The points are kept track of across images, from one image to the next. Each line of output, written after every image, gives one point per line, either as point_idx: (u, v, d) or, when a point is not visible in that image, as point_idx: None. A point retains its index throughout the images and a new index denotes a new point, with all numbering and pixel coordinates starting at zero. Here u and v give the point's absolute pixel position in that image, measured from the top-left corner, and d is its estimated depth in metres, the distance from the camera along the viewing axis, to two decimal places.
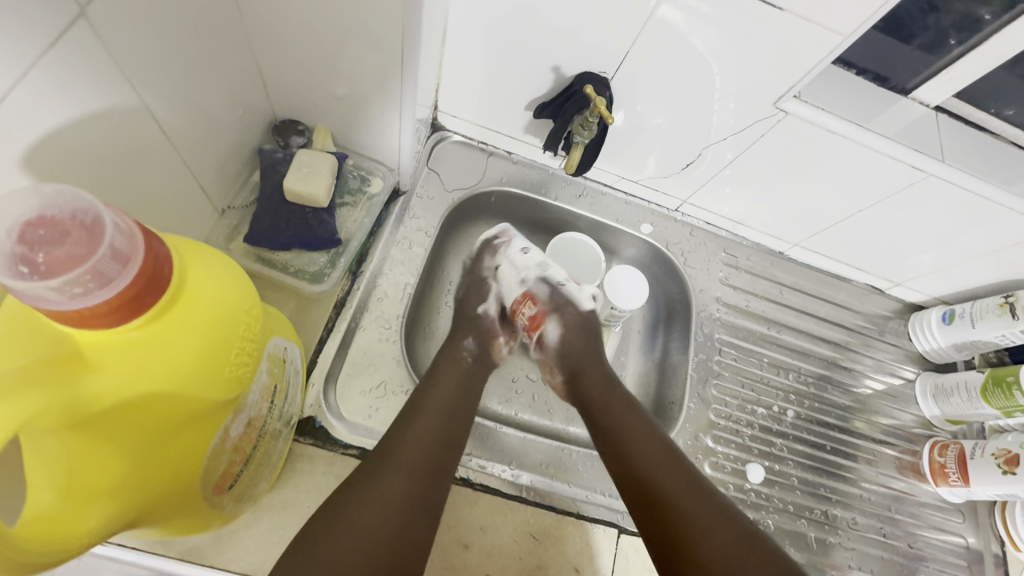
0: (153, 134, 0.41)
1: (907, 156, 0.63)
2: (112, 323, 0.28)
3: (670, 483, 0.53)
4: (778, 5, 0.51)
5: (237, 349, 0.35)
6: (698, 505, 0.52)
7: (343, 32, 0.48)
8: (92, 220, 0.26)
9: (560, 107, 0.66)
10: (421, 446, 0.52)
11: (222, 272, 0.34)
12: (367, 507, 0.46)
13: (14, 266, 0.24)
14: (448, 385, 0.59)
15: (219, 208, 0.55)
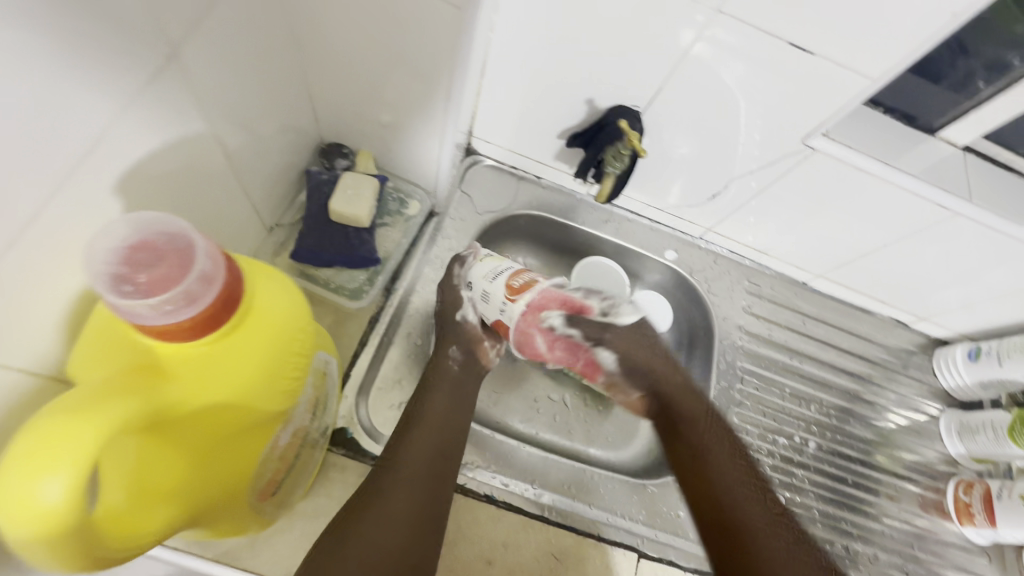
0: (218, 159, 0.45)
1: (934, 194, 0.64)
2: (188, 336, 0.30)
3: (744, 493, 0.59)
4: (808, 49, 0.53)
5: (293, 363, 0.37)
6: (761, 516, 0.57)
7: (394, 66, 0.52)
8: (185, 245, 0.31)
9: (592, 137, 0.68)
10: (420, 457, 0.54)
11: (284, 291, 0.37)
12: (377, 519, 0.49)
13: (119, 285, 0.28)
14: (441, 396, 0.60)
15: (268, 225, 0.59)
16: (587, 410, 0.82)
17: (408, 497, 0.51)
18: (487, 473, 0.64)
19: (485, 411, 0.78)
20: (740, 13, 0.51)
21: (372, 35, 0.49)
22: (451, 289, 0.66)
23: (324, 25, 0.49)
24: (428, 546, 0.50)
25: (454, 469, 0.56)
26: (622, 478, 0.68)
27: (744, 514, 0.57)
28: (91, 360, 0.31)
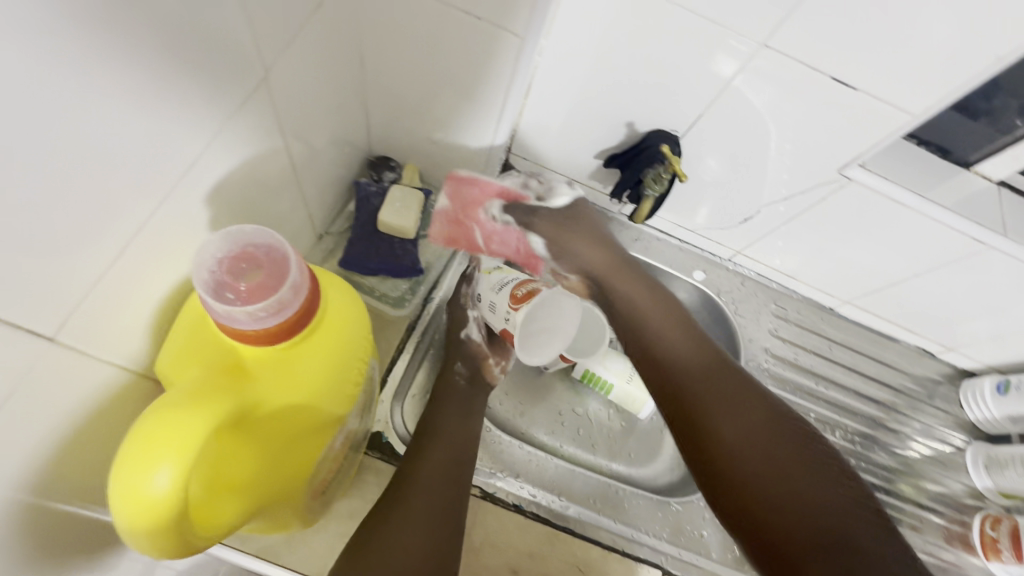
0: (286, 171, 0.47)
1: (968, 228, 0.65)
2: (274, 339, 0.34)
3: (758, 431, 0.55)
4: (851, 84, 0.55)
5: (355, 368, 0.40)
6: (760, 444, 0.54)
7: (451, 87, 0.54)
8: (280, 257, 0.35)
9: (629, 159, 0.70)
10: (438, 461, 0.56)
11: (346, 298, 0.41)
12: (402, 521, 0.51)
13: (224, 292, 0.32)
14: (453, 404, 0.62)
15: (318, 233, 0.61)
16: (610, 425, 0.83)
17: (429, 498, 0.53)
18: (516, 483, 0.65)
19: (510, 421, 0.80)
20: (786, 47, 0.53)
21: (432, 59, 0.51)
22: (458, 306, 0.68)
23: (389, 49, 0.52)
24: (452, 547, 0.52)
25: (470, 471, 0.58)
26: (647, 495, 0.69)
27: (762, 459, 0.54)
28: (179, 358, 0.33)
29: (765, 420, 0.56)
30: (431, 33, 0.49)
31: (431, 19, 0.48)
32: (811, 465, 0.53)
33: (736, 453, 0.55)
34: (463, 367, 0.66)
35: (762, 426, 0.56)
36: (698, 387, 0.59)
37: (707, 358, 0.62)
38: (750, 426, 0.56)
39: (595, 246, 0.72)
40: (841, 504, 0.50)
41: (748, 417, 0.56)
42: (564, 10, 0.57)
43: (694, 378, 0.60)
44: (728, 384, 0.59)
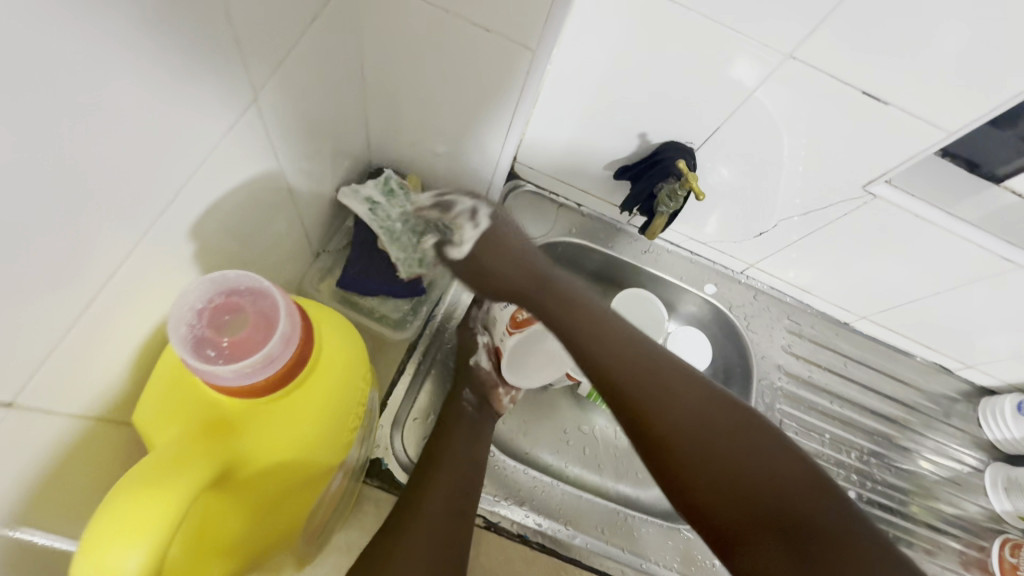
0: (280, 192, 0.44)
1: (997, 246, 0.62)
2: (265, 391, 0.33)
3: (710, 420, 0.49)
4: (883, 100, 0.51)
5: (352, 412, 0.39)
6: (713, 438, 0.48)
7: (456, 102, 0.51)
8: (269, 307, 0.34)
9: (641, 171, 0.67)
10: (441, 494, 0.53)
11: (345, 337, 0.40)
12: (406, 562, 0.48)
13: (204, 348, 0.32)
14: (457, 430, 0.59)
15: (314, 251, 0.58)
16: (616, 443, 0.81)
17: (432, 534, 0.50)
18: (521, 513, 0.62)
19: (513, 442, 0.77)
20: (813, 58, 0.50)
21: (437, 73, 0.48)
22: (467, 331, 0.66)
23: (391, 60, 0.48)
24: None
25: (473, 502, 0.55)
26: (657, 522, 0.66)
27: (710, 450, 0.48)
28: (167, 414, 0.32)
29: (710, 416, 0.49)
30: (437, 47, 0.46)
31: (435, 32, 0.44)
32: (778, 459, 0.47)
33: (691, 446, 0.48)
34: (471, 394, 0.63)
35: (719, 422, 0.49)
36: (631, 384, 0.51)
37: (624, 361, 0.51)
38: (700, 425, 0.49)
39: (509, 258, 0.55)
40: (795, 489, 0.46)
41: (680, 419, 0.49)
42: (576, 17, 0.54)
43: (641, 377, 0.51)
44: (651, 379, 0.51)
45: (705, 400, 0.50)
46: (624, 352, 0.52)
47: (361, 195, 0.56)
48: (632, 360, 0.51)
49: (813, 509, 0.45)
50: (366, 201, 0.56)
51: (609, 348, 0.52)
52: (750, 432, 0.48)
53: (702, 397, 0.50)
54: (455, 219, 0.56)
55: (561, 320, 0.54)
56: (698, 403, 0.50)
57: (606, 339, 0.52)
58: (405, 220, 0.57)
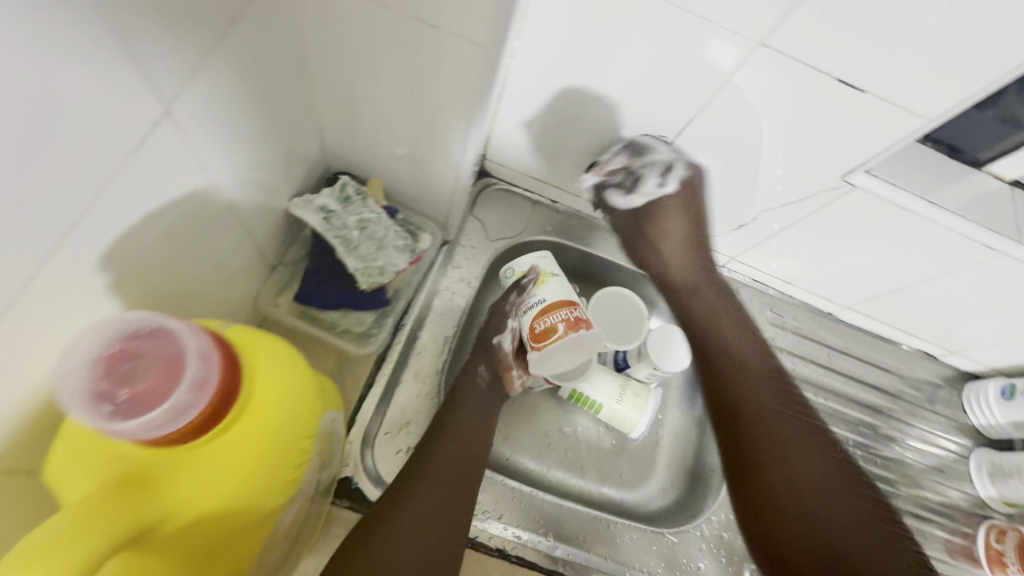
0: (217, 209, 0.41)
1: (980, 235, 0.60)
2: (184, 439, 0.32)
3: (788, 432, 0.65)
4: (859, 87, 0.49)
5: (294, 449, 0.38)
6: (804, 459, 0.63)
7: (407, 106, 0.47)
8: (173, 351, 0.33)
9: (615, 166, 0.65)
10: (441, 470, 0.55)
11: (285, 369, 0.38)
12: (400, 527, 0.51)
13: (103, 403, 0.30)
14: (466, 407, 0.61)
15: (270, 264, 0.54)
16: (599, 445, 0.78)
17: (426, 507, 0.53)
18: (498, 525, 0.62)
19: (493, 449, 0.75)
20: (785, 48, 0.48)
21: (384, 73, 0.44)
22: (498, 310, 0.66)
23: (333, 59, 0.45)
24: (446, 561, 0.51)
25: (475, 482, 0.57)
26: (639, 528, 0.65)
27: (789, 465, 0.63)
28: (87, 469, 0.32)
29: (830, 472, 0.63)
30: (380, 47, 0.42)
31: (376, 30, 0.40)
32: (841, 502, 0.61)
33: (771, 458, 0.64)
34: (486, 372, 0.65)
35: (834, 476, 0.62)
36: (761, 423, 0.66)
37: (785, 420, 0.66)
38: (814, 473, 0.63)
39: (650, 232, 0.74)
40: (776, 484, 0.62)
41: (797, 469, 0.63)
42: (537, 8, 0.50)
43: (766, 424, 0.66)
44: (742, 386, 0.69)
45: (832, 465, 0.63)
46: (757, 399, 0.67)
47: (315, 205, 0.53)
48: (795, 427, 0.66)
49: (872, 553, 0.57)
50: (321, 210, 0.53)
51: (771, 403, 0.67)
52: (853, 498, 0.61)
53: (813, 446, 0.65)
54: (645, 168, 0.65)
55: (743, 382, 0.69)
56: (822, 461, 0.64)
57: (766, 380, 0.69)
58: (363, 228, 0.54)
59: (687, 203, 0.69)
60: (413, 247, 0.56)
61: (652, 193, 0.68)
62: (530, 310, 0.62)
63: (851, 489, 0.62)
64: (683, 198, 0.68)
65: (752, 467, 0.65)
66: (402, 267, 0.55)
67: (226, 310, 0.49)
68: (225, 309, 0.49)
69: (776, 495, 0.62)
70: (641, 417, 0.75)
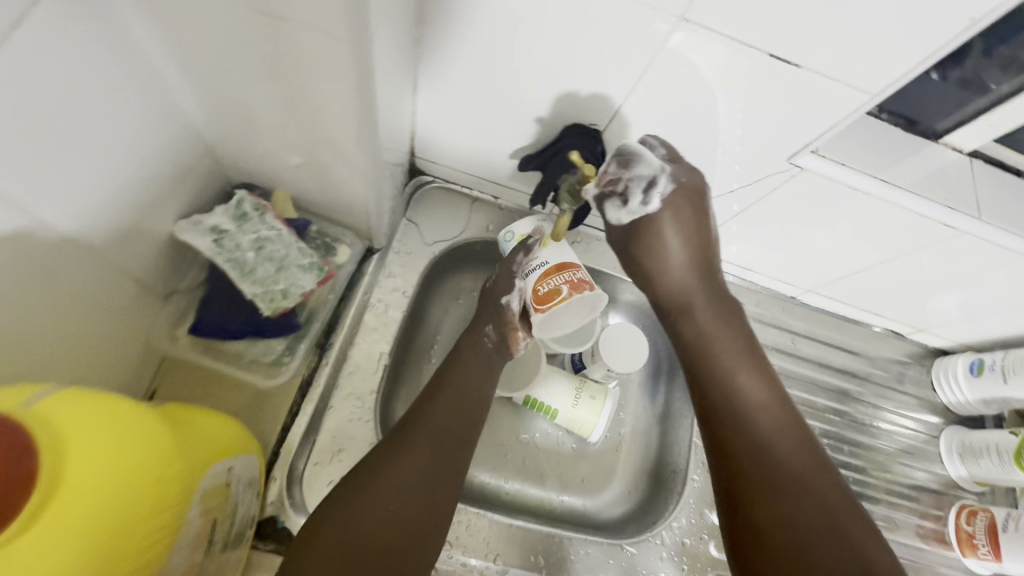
0: (48, 247, 0.36)
1: (937, 213, 0.56)
2: None
3: (789, 470, 0.51)
4: (794, 62, 0.45)
5: (139, 532, 0.31)
6: (802, 502, 0.49)
7: (290, 110, 0.42)
8: None
9: (545, 161, 0.60)
10: (438, 423, 0.54)
11: (117, 434, 0.30)
12: (395, 476, 0.50)
13: None
14: (469, 361, 0.60)
15: (161, 294, 0.50)
16: (559, 450, 0.74)
17: (422, 459, 0.52)
18: (444, 553, 0.59)
19: None
20: (708, 21, 0.43)
21: (253, 75, 0.39)
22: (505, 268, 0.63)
23: (192, 63, 0.39)
24: (437, 515, 0.50)
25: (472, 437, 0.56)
26: (596, 540, 0.63)
27: (780, 494, 0.50)
28: None
29: (807, 472, 0.51)
30: (242, 46, 0.37)
31: (228, 25, 0.35)
32: (829, 546, 0.47)
33: (767, 487, 0.50)
34: (493, 328, 0.63)
35: (807, 475, 0.51)
36: (744, 416, 0.54)
37: (772, 420, 0.53)
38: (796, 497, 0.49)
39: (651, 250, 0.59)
40: (772, 535, 0.48)
41: (791, 503, 0.49)
42: None
43: (743, 420, 0.54)
44: (746, 410, 0.54)
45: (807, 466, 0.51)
46: (758, 419, 0.53)
47: (205, 226, 0.47)
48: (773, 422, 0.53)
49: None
50: (212, 232, 0.47)
51: (760, 394, 0.55)
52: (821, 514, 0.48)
53: (796, 444, 0.52)
54: (634, 181, 0.55)
55: (735, 351, 0.57)
56: (811, 495, 0.49)
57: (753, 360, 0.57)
58: (260, 248, 0.49)
59: (678, 210, 0.56)
60: (320, 264, 0.51)
61: (638, 213, 0.57)
62: (535, 270, 0.58)
63: (839, 526, 0.48)
64: (672, 207, 0.56)
65: (728, 478, 0.52)
66: (310, 287, 0.51)
67: (112, 351, 0.45)
68: (109, 349, 0.45)
69: (765, 518, 0.49)
70: (598, 419, 0.71)
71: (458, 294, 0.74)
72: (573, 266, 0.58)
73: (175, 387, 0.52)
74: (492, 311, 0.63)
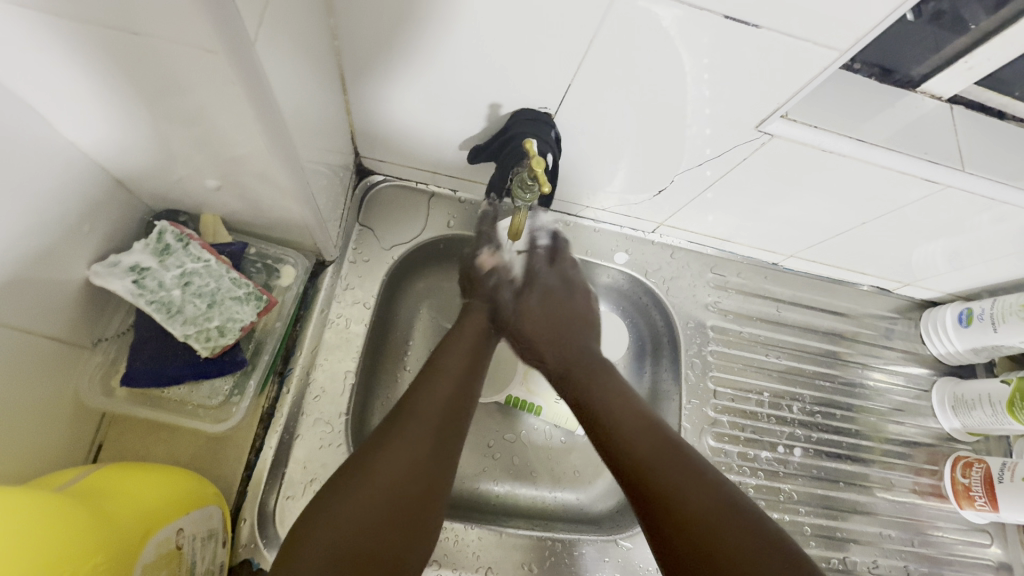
0: None
1: (920, 168, 0.52)
2: None
3: (668, 461, 0.48)
4: (751, 22, 0.40)
5: None
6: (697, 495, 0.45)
7: (193, 130, 0.37)
8: None
9: (498, 150, 0.56)
10: (437, 407, 0.49)
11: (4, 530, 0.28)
12: (385, 461, 0.44)
13: None
14: (462, 343, 0.56)
15: (88, 342, 0.46)
16: (548, 443, 0.70)
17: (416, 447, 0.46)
18: (433, 571, 0.57)
19: None
20: None
21: (141, 96, 0.34)
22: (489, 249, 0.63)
23: (67, 91, 0.34)
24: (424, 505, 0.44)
25: (467, 420, 0.52)
26: (591, 539, 0.62)
27: (684, 504, 0.45)
28: None
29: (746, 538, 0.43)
30: (117, 66, 0.32)
31: (89, 44, 0.30)
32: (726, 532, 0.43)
33: (677, 496, 0.46)
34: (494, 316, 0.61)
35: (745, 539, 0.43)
36: (667, 496, 0.46)
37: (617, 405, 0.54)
38: (717, 528, 0.43)
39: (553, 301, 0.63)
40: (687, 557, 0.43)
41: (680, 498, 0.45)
42: None
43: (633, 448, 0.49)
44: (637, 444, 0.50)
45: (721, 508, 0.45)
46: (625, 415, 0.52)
47: (124, 265, 0.44)
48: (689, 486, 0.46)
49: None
50: (130, 271, 0.44)
51: (646, 454, 0.49)
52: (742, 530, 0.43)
53: (711, 512, 0.44)
54: None
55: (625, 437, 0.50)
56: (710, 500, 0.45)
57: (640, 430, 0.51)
58: (187, 284, 0.45)
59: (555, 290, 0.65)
60: (258, 293, 0.48)
61: None
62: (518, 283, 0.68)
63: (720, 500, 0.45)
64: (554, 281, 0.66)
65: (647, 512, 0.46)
66: (249, 320, 0.48)
67: (39, 415, 0.41)
68: (36, 414, 0.41)
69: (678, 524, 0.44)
70: None
71: (426, 299, 0.69)
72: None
73: (125, 436, 0.49)
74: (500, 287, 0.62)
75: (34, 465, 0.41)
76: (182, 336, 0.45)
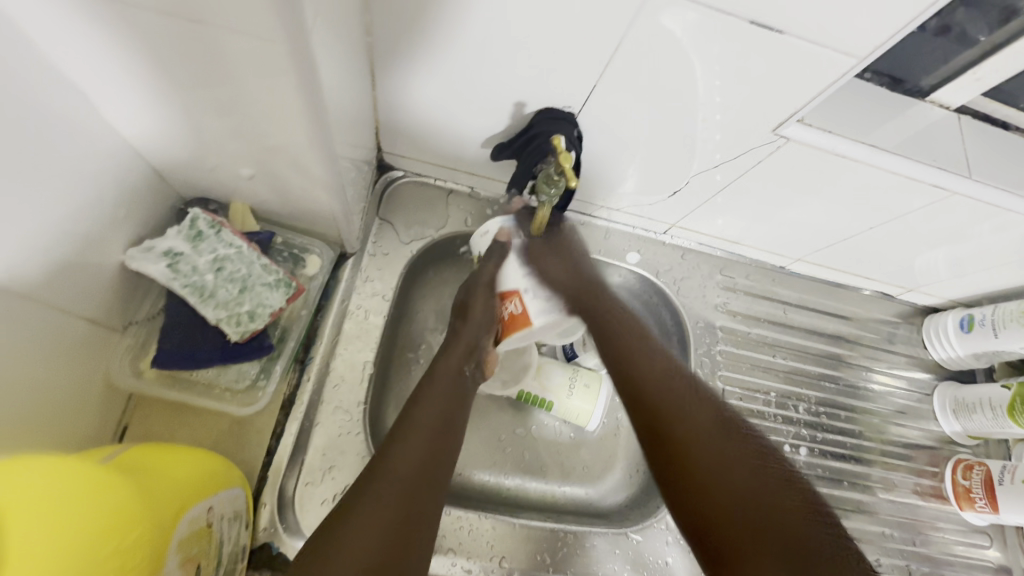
0: None
1: (928, 174, 0.54)
2: None
3: (686, 407, 0.53)
4: (774, 28, 0.42)
5: None
6: (709, 427, 0.51)
7: (235, 119, 0.39)
8: None
9: (521, 148, 0.57)
10: (415, 461, 0.47)
11: (59, 495, 0.29)
12: (369, 508, 0.43)
13: None
14: (433, 396, 0.52)
15: (118, 325, 0.47)
16: (557, 439, 0.71)
17: (392, 505, 0.43)
18: (448, 560, 0.58)
19: None
20: None
21: (188, 84, 0.36)
22: (481, 287, 0.59)
23: (117, 77, 0.36)
24: (410, 555, 0.42)
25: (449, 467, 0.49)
26: (601, 531, 0.63)
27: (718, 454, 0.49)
28: None
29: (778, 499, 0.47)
30: (171, 55, 0.33)
31: (146, 31, 0.32)
32: (745, 453, 0.49)
33: (712, 444, 0.50)
34: (470, 357, 0.58)
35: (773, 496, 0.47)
36: (685, 440, 0.50)
37: (652, 366, 0.56)
38: (734, 455, 0.49)
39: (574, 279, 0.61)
40: (739, 482, 0.47)
41: (717, 445, 0.50)
42: None
43: (670, 400, 0.53)
44: (670, 396, 0.54)
45: (736, 436, 0.51)
46: (650, 369, 0.56)
47: (159, 250, 0.45)
48: (713, 435, 0.50)
49: (783, 514, 0.45)
50: (165, 256, 0.45)
51: (676, 407, 0.52)
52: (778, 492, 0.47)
53: (728, 438, 0.50)
54: None
55: (661, 398, 0.54)
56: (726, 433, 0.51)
57: (675, 396, 0.54)
58: (218, 269, 0.46)
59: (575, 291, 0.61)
60: (287, 280, 0.50)
61: None
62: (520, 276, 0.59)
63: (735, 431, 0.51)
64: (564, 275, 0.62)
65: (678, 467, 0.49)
66: (278, 306, 0.49)
67: (71, 393, 0.42)
68: (69, 393, 0.42)
69: (706, 469, 0.48)
70: (595, 408, 0.68)
71: (441, 294, 0.70)
72: (513, 294, 0.58)
73: (148, 419, 0.50)
74: (479, 329, 0.58)
75: (64, 443, 0.42)
76: (213, 321, 0.46)
